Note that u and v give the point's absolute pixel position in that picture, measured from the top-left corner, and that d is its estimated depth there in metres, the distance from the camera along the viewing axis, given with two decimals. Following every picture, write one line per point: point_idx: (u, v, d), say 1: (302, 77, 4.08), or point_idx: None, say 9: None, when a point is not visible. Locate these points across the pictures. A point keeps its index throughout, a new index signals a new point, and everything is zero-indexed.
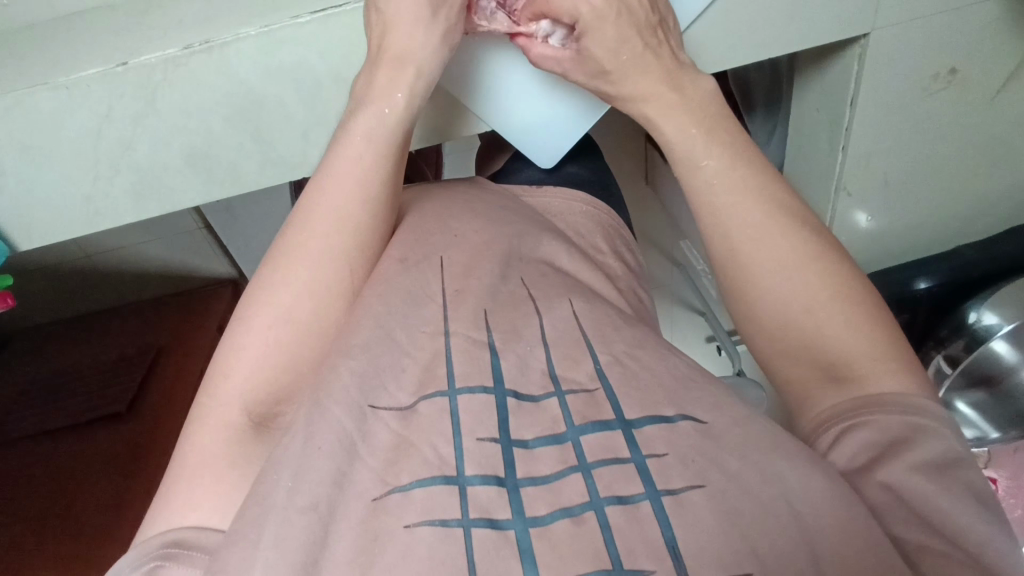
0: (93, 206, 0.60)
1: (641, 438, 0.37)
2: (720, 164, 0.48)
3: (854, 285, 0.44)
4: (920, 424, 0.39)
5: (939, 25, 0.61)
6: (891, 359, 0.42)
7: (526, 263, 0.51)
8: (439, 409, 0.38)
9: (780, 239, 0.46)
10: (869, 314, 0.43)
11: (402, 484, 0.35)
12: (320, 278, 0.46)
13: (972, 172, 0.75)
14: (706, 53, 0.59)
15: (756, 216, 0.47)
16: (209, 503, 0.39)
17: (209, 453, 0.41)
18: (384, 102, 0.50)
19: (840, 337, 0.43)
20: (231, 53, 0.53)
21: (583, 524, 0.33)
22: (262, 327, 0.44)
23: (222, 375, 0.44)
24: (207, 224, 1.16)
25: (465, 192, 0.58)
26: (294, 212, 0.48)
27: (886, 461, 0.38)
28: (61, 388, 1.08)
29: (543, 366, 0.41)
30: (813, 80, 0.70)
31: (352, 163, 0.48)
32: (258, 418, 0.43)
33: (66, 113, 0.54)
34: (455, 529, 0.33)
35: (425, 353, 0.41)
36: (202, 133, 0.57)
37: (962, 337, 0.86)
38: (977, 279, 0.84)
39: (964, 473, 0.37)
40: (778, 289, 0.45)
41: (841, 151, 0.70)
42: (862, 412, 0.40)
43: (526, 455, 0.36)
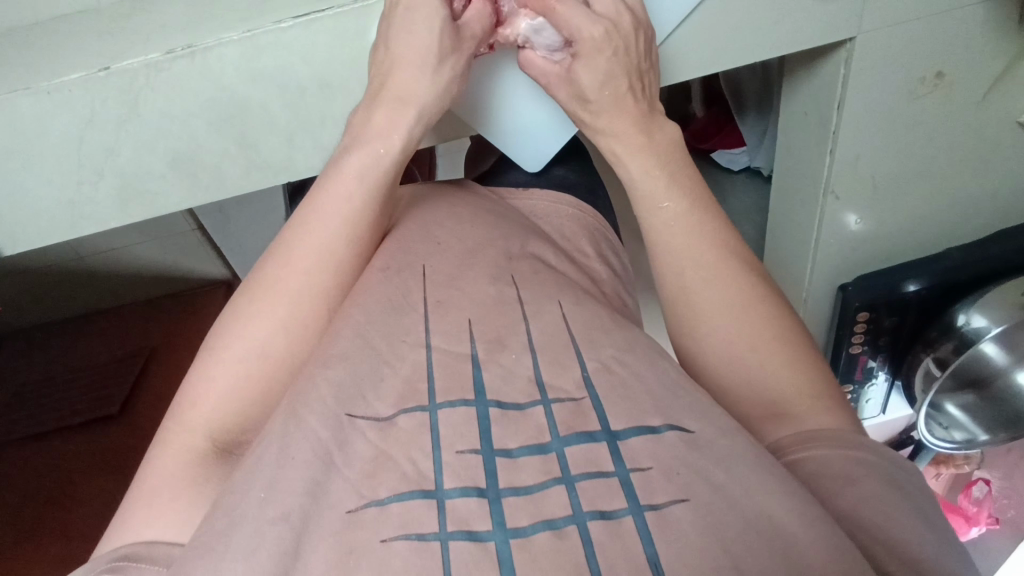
0: (75, 211, 0.51)
1: (625, 452, 0.32)
2: (648, 168, 0.47)
3: (779, 311, 0.42)
4: (863, 456, 0.36)
5: (924, 30, 0.54)
6: (820, 397, 0.40)
7: (514, 263, 0.43)
8: (418, 423, 0.33)
9: (720, 263, 0.43)
10: (798, 356, 0.41)
11: (379, 497, 0.30)
12: (295, 314, 0.40)
13: (953, 175, 0.65)
14: (700, 48, 0.52)
15: (683, 219, 0.45)
16: (165, 521, 0.35)
17: (172, 473, 0.37)
18: (382, 142, 0.43)
19: (780, 375, 0.40)
20: (215, 58, 0.45)
21: (564, 538, 0.29)
22: (225, 363, 0.39)
23: (189, 402, 0.39)
24: (199, 226, 1.10)
25: (455, 194, 0.50)
26: (281, 235, 0.43)
27: (842, 487, 0.34)
28: (55, 389, 1.08)
29: (529, 372, 0.35)
30: (803, 80, 0.61)
31: (343, 190, 0.42)
32: (221, 445, 0.38)
33: (48, 114, 0.46)
34: (432, 542, 0.29)
35: (406, 365, 0.35)
36: (186, 138, 0.49)
37: (952, 340, 0.72)
38: (967, 281, 0.72)
39: (915, 500, 0.34)
40: (715, 320, 0.42)
41: (829, 155, 0.62)
42: (804, 446, 0.37)
43: (509, 465, 0.31)
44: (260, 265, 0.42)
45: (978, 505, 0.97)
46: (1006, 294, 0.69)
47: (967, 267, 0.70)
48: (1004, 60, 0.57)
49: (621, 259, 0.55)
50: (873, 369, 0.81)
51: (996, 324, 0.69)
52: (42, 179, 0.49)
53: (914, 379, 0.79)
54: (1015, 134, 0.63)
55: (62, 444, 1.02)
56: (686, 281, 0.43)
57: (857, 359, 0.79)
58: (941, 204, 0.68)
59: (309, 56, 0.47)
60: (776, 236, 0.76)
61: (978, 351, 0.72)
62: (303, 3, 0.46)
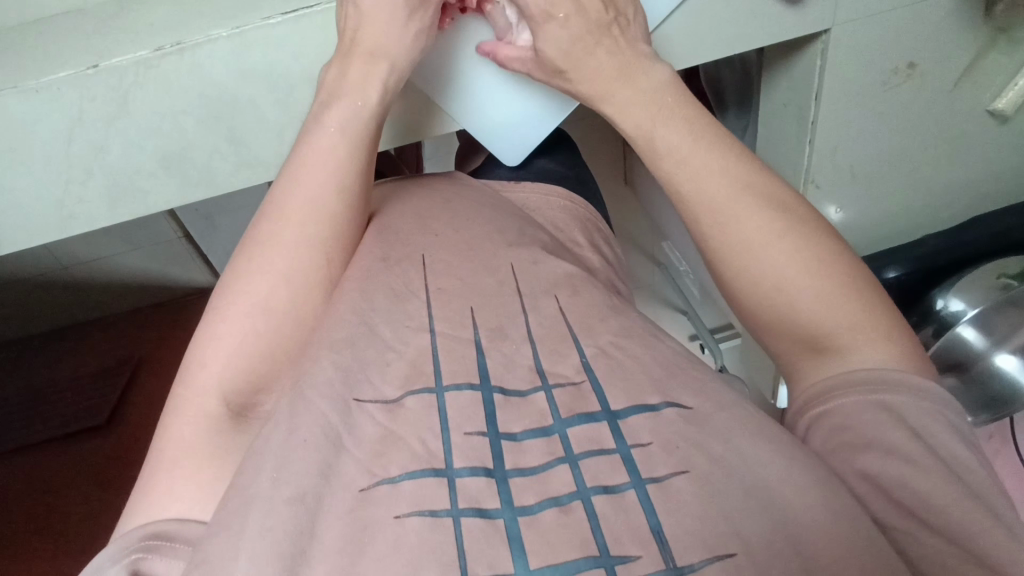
0: (63, 210, 0.51)
1: (625, 429, 0.33)
2: (641, 114, 0.44)
3: (814, 230, 0.40)
4: (889, 403, 0.35)
5: (894, 22, 0.56)
6: (867, 328, 0.38)
7: (517, 248, 0.44)
8: (425, 404, 0.33)
9: (741, 191, 0.41)
10: (834, 283, 0.39)
11: (391, 476, 0.31)
12: (302, 270, 0.41)
13: (933, 158, 0.67)
14: (687, 41, 0.53)
15: (693, 155, 0.42)
16: (191, 492, 0.35)
17: (184, 439, 0.36)
18: (358, 95, 0.44)
19: (818, 309, 0.39)
20: (204, 55, 0.46)
21: (570, 513, 0.30)
22: (229, 322, 0.39)
23: (199, 362, 0.38)
24: (185, 233, 1.08)
25: (441, 182, 0.51)
26: (270, 195, 0.43)
27: (866, 449, 0.34)
28: (41, 401, 1.06)
29: (529, 362, 0.36)
30: (780, 74, 0.63)
31: (327, 144, 0.43)
32: (236, 408, 0.38)
33: (36, 111, 0.46)
34: (444, 519, 0.29)
35: (411, 349, 0.36)
36: (176, 136, 0.49)
37: (931, 325, 0.76)
38: (944, 266, 0.75)
39: (938, 445, 0.34)
40: (745, 240, 0.40)
41: (807, 145, 0.64)
42: (830, 396, 0.37)
43: (514, 447, 0.32)
44: (257, 226, 0.42)
45: None
46: (980, 279, 0.73)
47: (943, 251, 0.74)
48: (972, 50, 0.59)
49: (613, 247, 0.56)
50: None
51: (973, 307, 0.73)
52: (34, 179, 0.49)
53: None
54: (986, 120, 0.64)
55: (49, 455, 1.02)
56: (705, 217, 0.41)
57: None
58: (920, 183, 0.69)
59: (296, 52, 0.47)
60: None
61: (957, 336, 0.75)
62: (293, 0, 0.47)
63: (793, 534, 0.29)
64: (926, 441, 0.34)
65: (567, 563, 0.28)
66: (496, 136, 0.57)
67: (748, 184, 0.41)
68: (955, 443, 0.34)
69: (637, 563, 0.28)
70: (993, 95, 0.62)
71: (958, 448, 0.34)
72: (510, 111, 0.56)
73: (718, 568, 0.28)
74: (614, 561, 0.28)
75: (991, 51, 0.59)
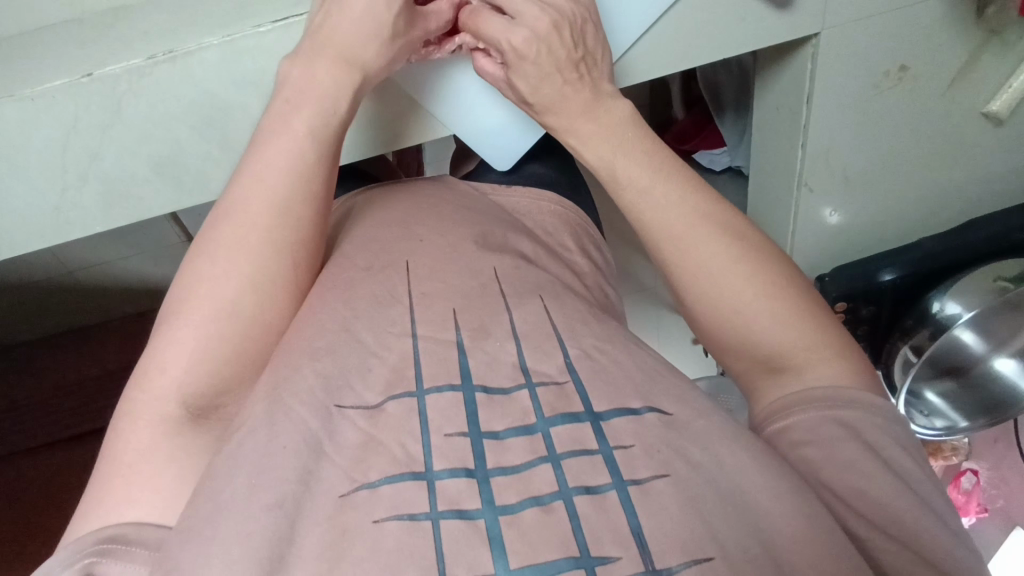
0: (60, 215, 0.52)
1: (609, 430, 0.33)
2: (611, 128, 0.45)
3: (771, 253, 0.41)
4: (847, 417, 0.36)
5: (883, 26, 0.56)
6: (820, 349, 0.39)
7: (496, 253, 0.45)
8: (406, 409, 0.34)
9: (700, 219, 0.42)
10: (792, 309, 0.39)
11: (371, 480, 0.31)
12: (261, 276, 0.41)
13: (928, 159, 0.66)
14: (678, 42, 0.53)
15: (650, 177, 0.43)
16: (148, 498, 0.35)
17: (142, 445, 0.36)
18: (319, 100, 0.43)
19: (773, 330, 0.39)
20: (197, 63, 0.47)
21: (551, 513, 0.30)
22: (191, 328, 0.39)
23: (157, 368, 0.38)
24: (190, 238, 1.09)
25: (416, 188, 0.52)
26: (228, 197, 0.42)
27: (825, 461, 0.34)
28: (47, 403, 1.08)
29: (514, 358, 0.36)
30: (773, 77, 0.63)
31: (288, 146, 0.42)
32: (195, 413, 0.38)
33: (33, 120, 0.47)
34: (423, 522, 0.29)
35: (392, 353, 0.36)
36: (169, 142, 0.50)
37: (928, 327, 0.73)
38: (938, 271, 0.74)
39: (892, 459, 0.34)
40: (704, 257, 0.41)
41: (800, 148, 0.63)
42: (787, 412, 0.37)
43: (496, 446, 0.32)
44: (215, 226, 0.41)
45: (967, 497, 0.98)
46: (979, 280, 0.71)
47: (940, 254, 0.72)
48: (965, 52, 0.59)
49: (602, 252, 0.56)
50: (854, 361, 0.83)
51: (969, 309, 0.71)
52: (31, 185, 0.50)
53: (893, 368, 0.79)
54: (982, 121, 0.64)
55: (56, 456, 1.03)
56: (665, 232, 0.42)
57: None
58: (913, 188, 0.69)
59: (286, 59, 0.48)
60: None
61: (954, 338, 0.75)
62: (283, 9, 0.47)
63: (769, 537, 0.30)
64: (882, 457, 0.34)
65: (545, 565, 0.28)
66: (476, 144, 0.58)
67: (704, 205, 0.42)
68: (909, 457, 0.35)
69: (618, 564, 0.29)
70: (988, 97, 0.62)
71: (912, 461, 0.35)
72: (486, 121, 0.56)
73: (695, 570, 0.29)
74: (594, 562, 0.29)
75: (984, 53, 0.59)
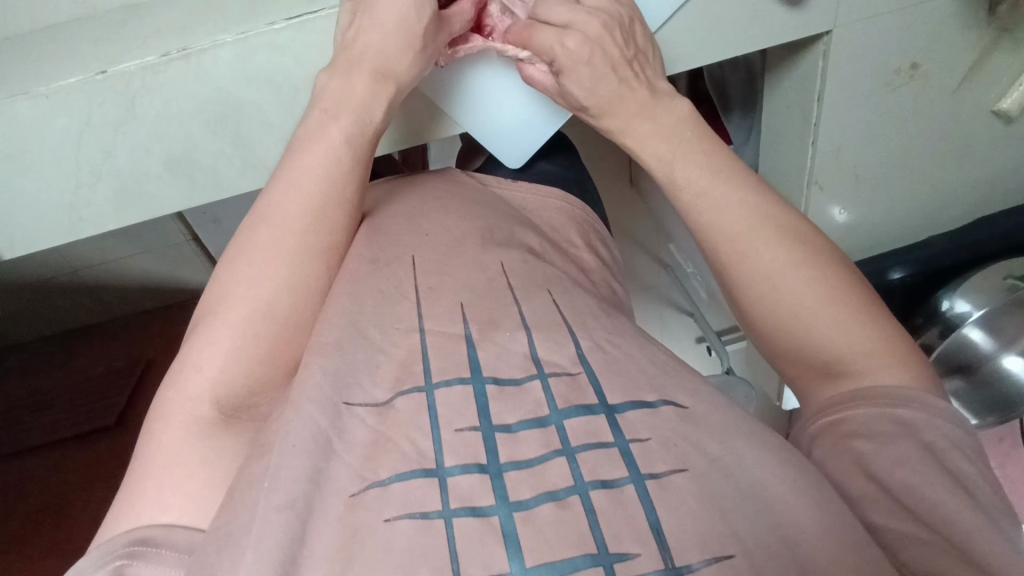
0: (73, 213, 0.52)
1: (623, 424, 0.33)
2: (657, 128, 0.44)
3: (830, 258, 0.41)
4: (905, 419, 0.36)
5: (895, 25, 0.56)
6: (883, 354, 0.39)
7: (503, 249, 0.45)
8: (416, 404, 0.34)
9: (760, 222, 0.42)
10: (850, 307, 0.40)
11: (381, 479, 0.31)
12: (295, 274, 0.41)
13: (937, 158, 0.66)
14: (691, 39, 0.53)
15: (706, 177, 0.43)
16: (180, 500, 0.34)
17: (174, 447, 0.36)
18: (368, 110, 0.44)
19: (834, 337, 0.39)
20: (209, 60, 0.47)
21: (567, 509, 0.30)
22: (227, 327, 0.39)
23: (192, 368, 0.39)
24: (194, 236, 1.09)
25: (439, 185, 0.52)
26: (262, 200, 0.43)
27: (878, 459, 0.35)
28: (52, 402, 1.08)
29: (524, 349, 0.37)
30: (784, 75, 0.63)
31: (326, 152, 0.43)
32: (229, 412, 0.38)
33: (46, 117, 0.46)
34: (436, 520, 0.29)
35: (401, 350, 0.36)
36: (182, 139, 0.50)
37: (937, 326, 0.74)
38: (948, 269, 0.75)
39: (948, 457, 0.34)
40: (760, 265, 0.41)
41: (811, 146, 0.63)
42: (843, 409, 0.38)
43: (509, 439, 0.32)
44: (248, 229, 0.42)
45: None
46: (989, 278, 0.71)
47: (947, 253, 0.73)
48: (976, 50, 0.59)
49: (610, 248, 0.56)
50: None
51: (979, 307, 0.71)
52: (43, 183, 0.50)
53: None
54: (992, 118, 0.64)
55: (60, 455, 1.03)
56: (721, 238, 0.42)
57: None
58: (924, 185, 0.69)
59: (299, 57, 0.48)
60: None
61: (963, 337, 0.75)
62: (296, 6, 0.47)
63: (792, 530, 0.30)
64: (938, 455, 0.34)
65: (563, 562, 0.28)
66: (495, 140, 0.58)
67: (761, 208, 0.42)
68: (967, 461, 0.35)
69: (636, 561, 0.28)
70: (997, 96, 0.62)
71: (968, 464, 0.34)
72: (501, 118, 0.56)
73: (715, 569, 0.28)
74: (612, 560, 0.28)
75: (996, 51, 0.59)
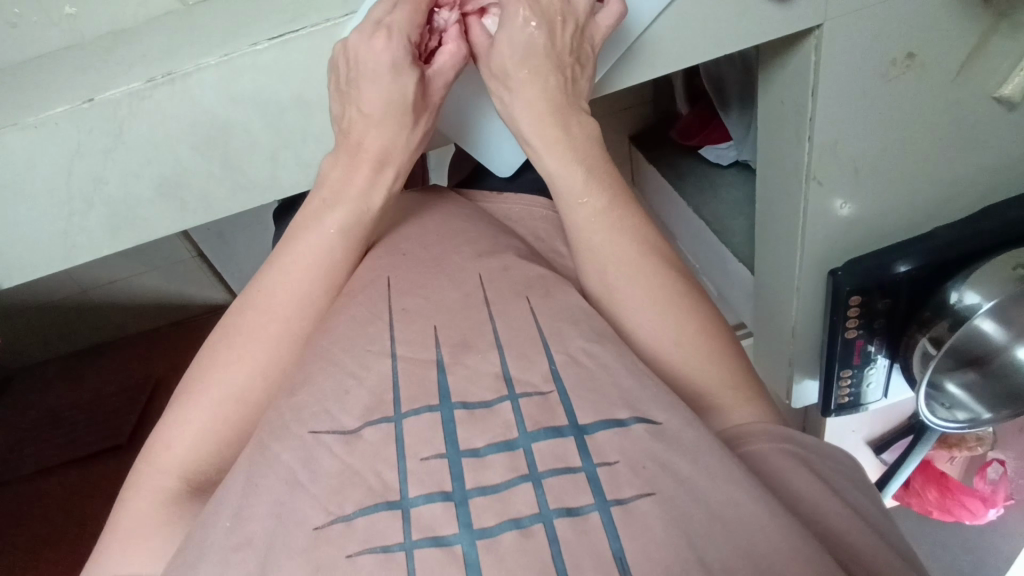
0: (68, 240, 0.52)
1: (592, 446, 0.34)
2: (567, 160, 0.48)
3: (702, 302, 0.46)
4: (792, 451, 0.40)
5: (887, 14, 0.54)
6: (745, 390, 0.44)
7: (487, 259, 0.45)
8: (384, 436, 0.35)
9: (645, 262, 0.47)
10: (717, 343, 0.45)
11: (346, 514, 0.32)
12: (272, 358, 0.44)
13: (938, 148, 0.65)
14: (685, 36, 0.52)
15: (601, 216, 0.48)
16: (140, 560, 0.38)
17: (142, 513, 0.40)
18: (360, 197, 0.48)
19: (703, 370, 0.44)
20: (195, 83, 0.47)
21: (530, 537, 0.31)
22: (198, 410, 0.42)
23: (164, 444, 0.42)
24: (199, 252, 1.10)
25: (427, 209, 0.52)
26: (254, 281, 0.46)
27: (782, 487, 0.38)
28: (63, 423, 1.09)
29: (496, 370, 0.37)
30: (776, 71, 0.62)
31: (318, 240, 0.47)
32: (194, 487, 0.41)
33: (36, 147, 0.47)
34: (397, 553, 0.31)
35: (371, 375, 0.37)
36: (172, 163, 0.50)
37: (947, 318, 0.72)
38: (955, 261, 0.72)
39: (855, 500, 0.38)
40: (639, 306, 0.45)
41: (807, 141, 0.62)
42: (746, 441, 0.41)
43: (476, 463, 0.33)
44: (236, 310, 0.45)
45: (994, 487, 1.06)
46: (997, 269, 0.69)
47: (954, 245, 0.71)
48: (974, 37, 0.57)
49: None
50: (870, 352, 0.81)
51: (989, 298, 0.68)
52: (37, 213, 0.50)
53: (912, 359, 0.78)
54: (992, 105, 0.63)
55: (72, 474, 1.03)
56: (609, 278, 0.47)
57: (853, 344, 0.79)
58: (926, 177, 0.68)
59: (284, 76, 0.48)
60: (762, 246, 0.78)
61: (972, 327, 0.72)
62: (279, 25, 0.47)
63: (761, 552, 0.30)
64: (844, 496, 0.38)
65: None
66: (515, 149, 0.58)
67: (647, 249, 0.48)
68: (860, 496, 0.39)
69: None
70: (999, 81, 0.61)
71: (862, 499, 0.39)
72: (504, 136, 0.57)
73: None
74: None
75: (993, 37, 0.58)
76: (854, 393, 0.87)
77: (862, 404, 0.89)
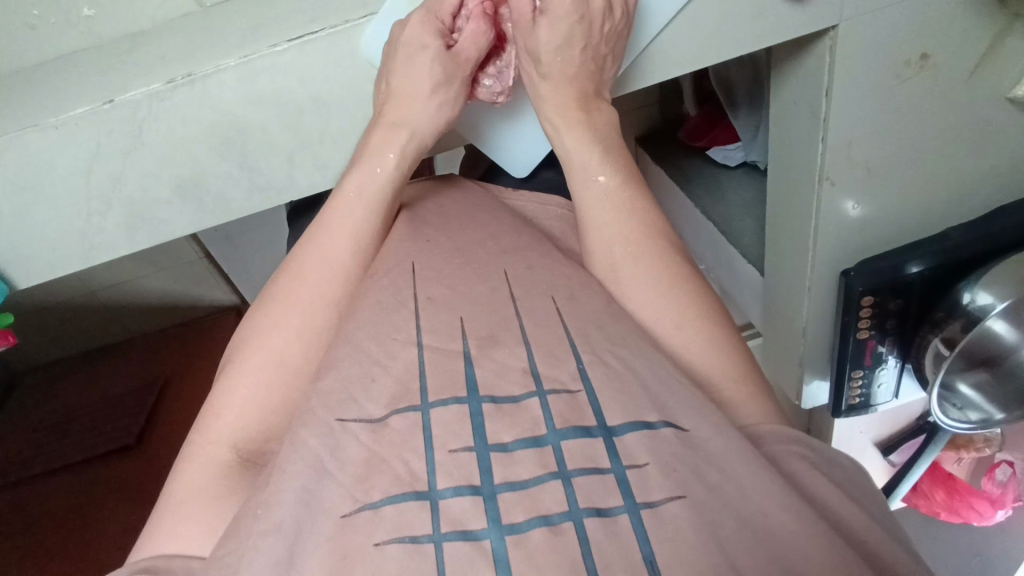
0: (85, 240, 0.53)
1: (620, 448, 0.35)
2: (585, 141, 0.50)
3: (707, 291, 0.47)
4: (802, 453, 0.40)
5: (903, 14, 0.54)
6: (743, 381, 0.44)
7: (510, 256, 0.46)
8: (410, 423, 0.35)
9: (650, 240, 0.48)
10: (714, 326, 0.45)
11: (373, 501, 0.33)
12: (309, 325, 0.44)
13: (949, 151, 0.65)
14: (703, 40, 0.53)
15: (616, 192, 0.49)
16: (190, 534, 0.38)
17: (192, 484, 0.40)
18: (378, 161, 0.48)
19: (702, 355, 0.44)
20: (213, 84, 0.47)
21: (560, 535, 0.31)
22: (245, 376, 0.43)
23: (213, 415, 0.42)
24: (207, 253, 1.12)
25: (442, 198, 0.53)
26: (291, 254, 0.47)
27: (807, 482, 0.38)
28: (69, 425, 1.08)
29: (523, 364, 0.38)
30: (790, 71, 0.62)
31: (346, 210, 0.47)
32: (245, 456, 0.41)
33: (57, 148, 0.47)
34: (425, 545, 0.31)
35: (398, 364, 0.38)
36: (190, 164, 0.50)
37: (959, 319, 0.72)
38: (969, 260, 0.72)
39: (867, 504, 0.38)
40: (642, 292, 0.46)
41: (821, 141, 0.62)
42: (760, 442, 0.41)
43: (504, 458, 0.34)
44: (274, 282, 0.46)
45: (1002, 488, 1.05)
46: (1010, 270, 0.68)
47: (965, 245, 0.71)
48: (987, 38, 0.57)
49: None
50: (882, 354, 0.81)
51: (1002, 300, 0.68)
52: (55, 213, 0.50)
53: (925, 361, 0.79)
54: (1007, 105, 0.63)
55: (78, 473, 1.02)
56: (615, 256, 0.47)
57: (865, 344, 0.79)
58: (936, 179, 0.68)
59: (305, 77, 0.48)
60: (772, 243, 0.78)
61: (985, 329, 0.72)
62: (299, 27, 0.47)
63: (790, 561, 0.31)
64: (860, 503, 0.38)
65: None
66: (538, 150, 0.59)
67: (655, 233, 0.48)
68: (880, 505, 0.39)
69: None
70: (1013, 82, 0.61)
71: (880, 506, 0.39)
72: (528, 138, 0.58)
73: None
74: None
75: (1008, 37, 0.58)
76: (865, 394, 0.86)
77: (874, 405, 0.89)
